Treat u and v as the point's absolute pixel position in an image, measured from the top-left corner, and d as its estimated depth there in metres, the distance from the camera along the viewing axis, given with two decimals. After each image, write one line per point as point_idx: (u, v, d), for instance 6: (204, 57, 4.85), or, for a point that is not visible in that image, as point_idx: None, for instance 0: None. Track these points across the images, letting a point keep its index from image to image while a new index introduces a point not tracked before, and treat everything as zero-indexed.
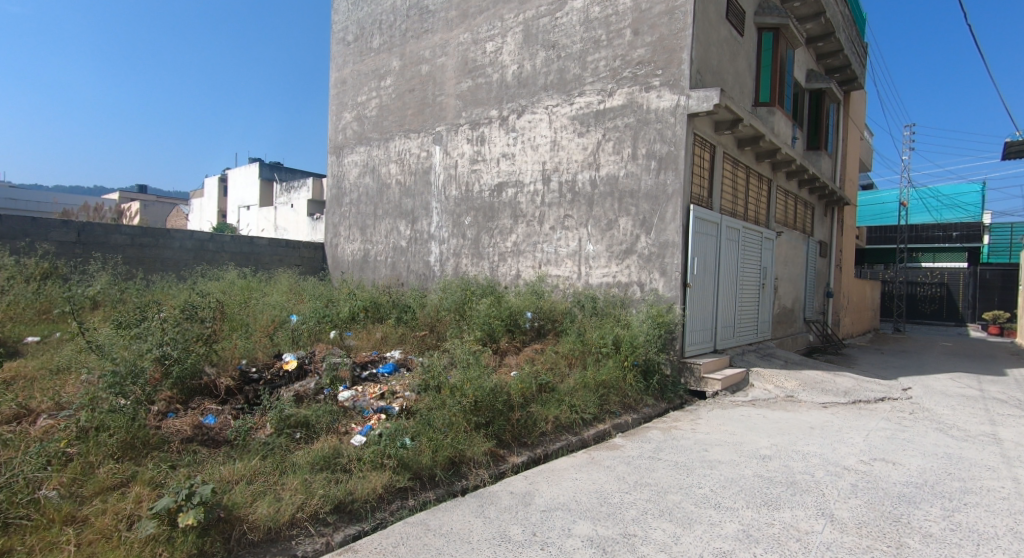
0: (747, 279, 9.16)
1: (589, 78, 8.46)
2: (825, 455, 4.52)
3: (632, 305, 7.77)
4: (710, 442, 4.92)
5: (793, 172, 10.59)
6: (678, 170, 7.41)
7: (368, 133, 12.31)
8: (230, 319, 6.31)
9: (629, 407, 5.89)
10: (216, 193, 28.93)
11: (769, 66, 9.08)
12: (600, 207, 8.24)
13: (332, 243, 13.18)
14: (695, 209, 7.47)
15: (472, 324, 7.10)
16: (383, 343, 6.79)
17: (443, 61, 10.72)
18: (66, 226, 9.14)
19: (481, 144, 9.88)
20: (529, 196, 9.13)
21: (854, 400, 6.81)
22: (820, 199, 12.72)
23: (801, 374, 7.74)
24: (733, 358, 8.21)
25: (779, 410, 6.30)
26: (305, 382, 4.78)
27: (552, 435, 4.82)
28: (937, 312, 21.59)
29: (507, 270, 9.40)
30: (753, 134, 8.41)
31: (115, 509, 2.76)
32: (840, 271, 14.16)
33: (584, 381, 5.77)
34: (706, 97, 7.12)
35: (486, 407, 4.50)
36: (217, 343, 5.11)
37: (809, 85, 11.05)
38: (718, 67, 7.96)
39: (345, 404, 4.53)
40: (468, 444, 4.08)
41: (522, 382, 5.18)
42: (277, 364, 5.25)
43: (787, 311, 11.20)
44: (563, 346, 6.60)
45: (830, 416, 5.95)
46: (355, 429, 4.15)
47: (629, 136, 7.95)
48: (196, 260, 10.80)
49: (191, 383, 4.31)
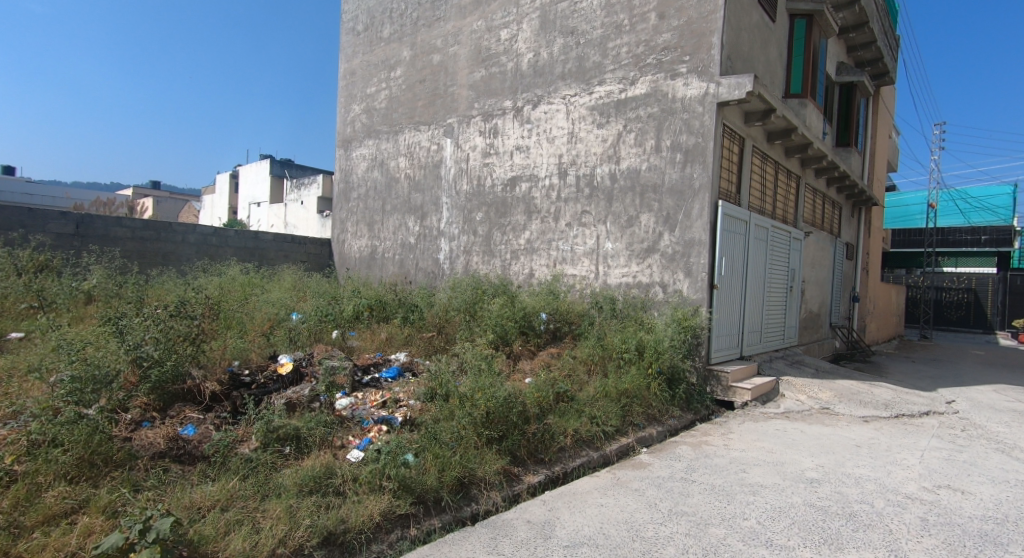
0: (775, 282, 8.64)
1: (609, 66, 7.97)
2: (881, 479, 4.01)
3: (653, 308, 7.27)
4: (747, 460, 4.43)
5: (823, 169, 10.08)
6: (706, 163, 6.91)
7: (377, 126, 11.88)
8: (225, 317, 5.92)
9: (654, 419, 5.40)
10: (227, 189, 28.76)
11: (802, 55, 8.52)
12: (620, 203, 7.75)
13: (339, 240, 12.75)
14: (724, 205, 6.96)
15: (483, 325, 6.62)
16: (388, 343, 6.35)
17: (456, 50, 10.26)
18: (64, 217, 8.79)
19: (494, 136, 9.42)
20: (544, 191, 8.65)
21: (896, 414, 6.29)
22: (848, 198, 12.13)
23: (835, 383, 7.21)
24: (762, 365, 7.68)
25: (817, 424, 5.78)
26: (300, 387, 4.34)
27: (571, 450, 4.35)
28: (964, 319, 20.92)
29: (520, 268, 8.95)
30: (784, 127, 7.91)
31: (57, 545, 2.32)
32: (866, 275, 13.56)
33: (604, 389, 5.29)
34: (739, 84, 6.60)
35: (499, 419, 4.04)
36: (206, 343, 4.68)
37: (841, 77, 10.47)
38: (749, 54, 7.44)
39: (343, 413, 4.08)
40: (479, 463, 3.64)
41: (538, 390, 4.71)
42: (271, 367, 4.84)
43: (813, 316, 10.64)
44: (581, 351, 6.13)
45: (875, 432, 5.43)
46: (352, 442, 3.73)
47: (652, 127, 7.45)
48: (198, 254, 10.43)
49: (170, 388, 3.87)
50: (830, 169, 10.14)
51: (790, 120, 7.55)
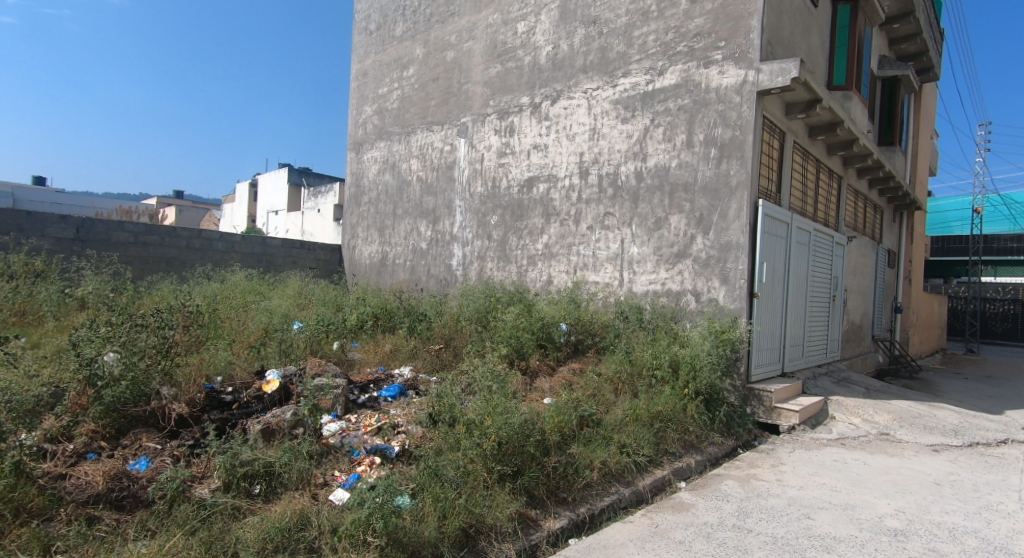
0: (817, 289, 7.89)
1: (635, 56, 7.34)
2: (982, 533, 3.43)
3: (685, 318, 6.59)
4: (809, 503, 3.80)
5: (866, 168, 9.30)
6: (744, 158, 6.24)
7: (388, 127, 11.37)
8: (213, 327, 5.37)
9: (692, 446, 4.73)
10: (246, 198, 28.56)
11: (846, 43, 7.79)
12: (647, 203, 7.10)
13: (349, 245, 12.24)
14: (764, 205, 6.28)
15: (497, 337, 5.97)
16: (392, 356, 5.75)
17: (470, 46, 9.72)
18: (64, 221, 8.38)
19: (511, 135, 8.84)
20: (564, 192, 8.03)
21: (968, 443, 5.56)
22: (890, 202, 11.30)
23: (891, 404, 6.47)
24: (806, 383, 6.93)
25: (880, 455, 5.08)
26: (283, 409, 3.74)
27: (598, 487, 3.71)
28: (1010, 332, 19.80)
29: (537, 275, 8.32)
30: (829, 121, 7.20)
31: None
32: (908, 284, 12.68)
33: (634, 412, 4.62)
34: (782, 70, 5.92)
35: (514, 451, 3.42)
36: (181, 358, 4.13)
37: (883, 71, 9.71)
38: (790, 40, 6.77)
39: (330, 441, 3.48)
40: (490, 508, 3.05)
41: (558, 414, 4.06)
42: (256, 384, 4.27)
43: (854, 327, 9.83)
44: (606, 367, 5.47)
45: (953, 467, 4.79)
46: (337, 479, 3.12)
47: (683, 121, 6.80)
48: (201, 260, 9.96)
49: (130, 411, 3.28)
50: (874, 169, 9.38)
51: (837, 114, 6.86)
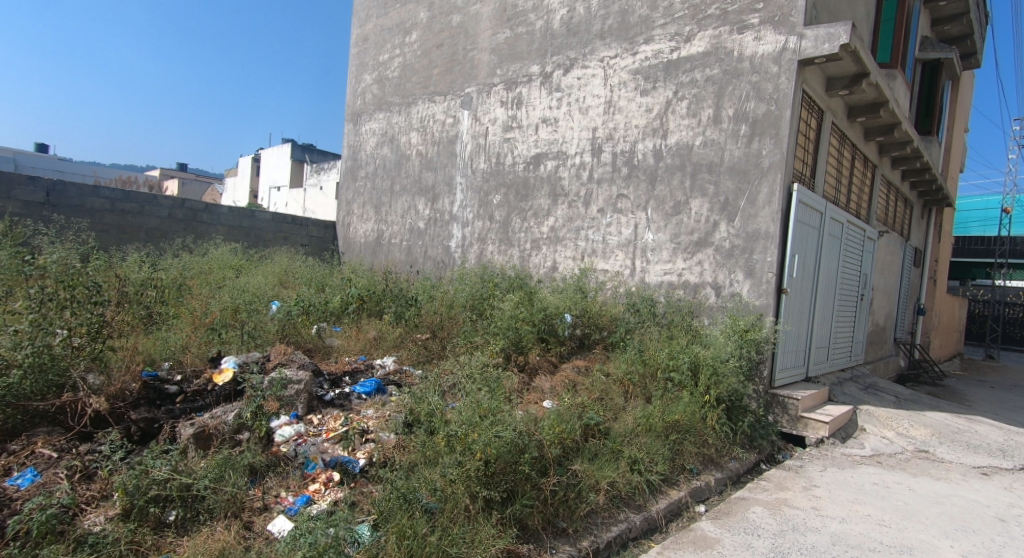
0: (846, 286, 7.20)
1: (659, 20, 6.61)
2: None
3: (703, 314, 5.94)
4: (857, 542, 3.16)
5: (901, 157, 8.56)
6: (779, 137, 5.53)
7: (388, 97, 10.64)
8: (173, 305, 4.75)
9: (710, 462, 4.11)
10: (249, 172, 27.84)
11: (893, 16, 7.02)
12: (665, 185, 6.41)
13: (344, 223, 11.56)
14: (799, 190, 5.59)
15: (492, 327, 5.32)
16: (376, 345, 5.12)
17: (478, 10, 8.97)
18: (32, 183, 7.72)
19: (518, 107, 8.13)
20: (573, 170, 7.35)
21: (1019, 466, 4.92)
22: (921, 196, 10.54)
23: (927, 416, 5.82)
24: (833, 390, 6.28)
25: (925, 477, 4.44)
26: (228, 407, 3.11)
27: (604, 514, 3.08)
28: None
29: (541, 260, 7.66)
30: (872, 100, 6.46)
31: None
32: (932, 285, 11.96)
33: (646, 421, 3.97)
34: (829, 36, 5.19)
35: (505, 471, 2.78)
36: (116, 342, 3.57)
37: (926, 51, 8.92)
38: (836, 6, 6.02)
39: (281, 451, 2.86)
40: (469, 547, 2.43)
41: (561, 422, 3.41)
42: (209, 372, 3.67)
43: (878, 329, 9.16)
44: (614, 366, 4.84)
45: (1012, 497, 4.14)
46: (282, 502, 2.54)
47: (711, 93, 6.08)
48: (184, 231, 9.31)
49: (33, 405, 2.78)
50: (911, 159, 8.64)
51: (883, 92, 6.11)
